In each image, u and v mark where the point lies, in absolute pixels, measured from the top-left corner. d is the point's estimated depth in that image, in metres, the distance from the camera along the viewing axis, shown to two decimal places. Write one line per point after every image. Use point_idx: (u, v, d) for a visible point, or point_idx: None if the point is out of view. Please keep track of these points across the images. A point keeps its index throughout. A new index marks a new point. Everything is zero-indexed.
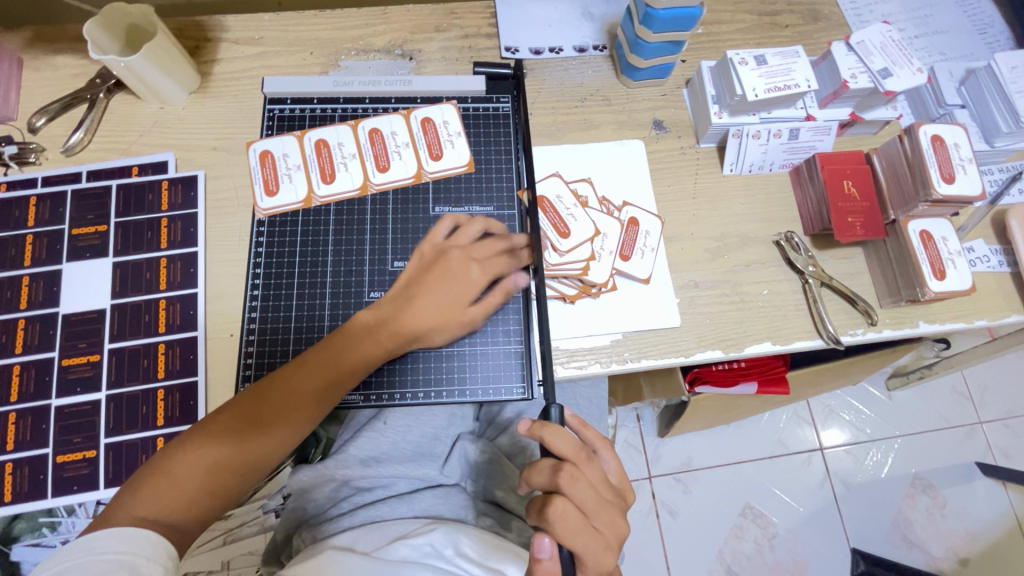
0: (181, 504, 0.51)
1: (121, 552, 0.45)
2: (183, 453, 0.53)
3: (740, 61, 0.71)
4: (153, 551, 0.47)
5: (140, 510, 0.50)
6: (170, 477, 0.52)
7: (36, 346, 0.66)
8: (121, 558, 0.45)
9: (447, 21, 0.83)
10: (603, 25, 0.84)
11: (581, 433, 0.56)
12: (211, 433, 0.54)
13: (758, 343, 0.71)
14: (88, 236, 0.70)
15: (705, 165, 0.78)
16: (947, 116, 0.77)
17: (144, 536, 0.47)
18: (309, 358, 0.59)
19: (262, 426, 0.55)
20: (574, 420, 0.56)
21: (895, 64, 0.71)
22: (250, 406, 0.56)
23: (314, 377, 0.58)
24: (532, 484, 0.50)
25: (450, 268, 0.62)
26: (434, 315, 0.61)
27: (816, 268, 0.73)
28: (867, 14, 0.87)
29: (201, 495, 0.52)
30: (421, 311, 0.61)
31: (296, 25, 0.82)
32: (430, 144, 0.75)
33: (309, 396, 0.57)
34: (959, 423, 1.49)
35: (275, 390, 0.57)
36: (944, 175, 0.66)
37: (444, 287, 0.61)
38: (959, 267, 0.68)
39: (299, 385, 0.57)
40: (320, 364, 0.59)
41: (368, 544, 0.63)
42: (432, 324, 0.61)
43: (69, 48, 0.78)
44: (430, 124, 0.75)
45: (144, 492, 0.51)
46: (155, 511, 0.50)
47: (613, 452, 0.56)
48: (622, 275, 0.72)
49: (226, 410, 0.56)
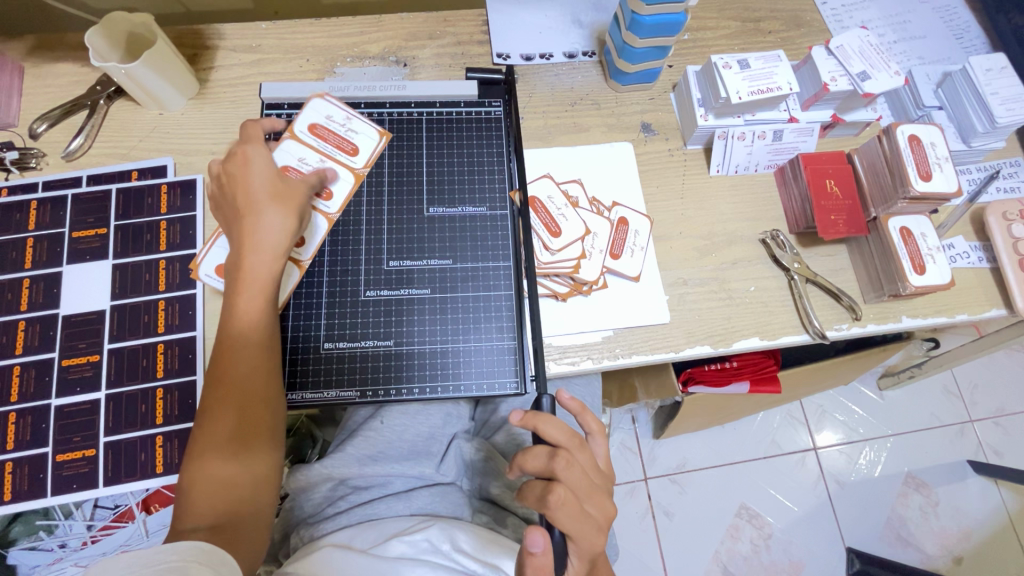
0: (216, 503, 0.54)
1: (172, 560, 0.45)
2: (191, 463, 0.54)
3: (723, 65, 0.73)
4: (204, 558, 0.47)
5: (184, 523, 0.53)
6: (195, 487, 0.54)
7: (37, 347, 0.67)
8: (172, 565, 0.45)
9: (440, 28, 0.85)
10: (592, 31, 0.86)
11: (581, 417, 0.57)
12: (199, 438, 0.55)
13: (746, 338, 0.73)
14: (89, 239, 0.71)
15: (693, 166, 0.80)
16: (925, 117, 0.80)
17: (194, 547, 0.47)
18: (224, 331, 0.57)
19: (233, 402, 0.56)
20: (571, 404, 0.56)
21: (872, 67, 0.74)
22: (214, 398, 0.56)
23: (239, 336, 0.57)
24: (527, 470, 0.51)
25: (247, 163, 0.61)
26: (264, 208, 0.59)
27: (801, 265, 0.74)
28: (847, 20, 0.89)
29: (227, 487, 0.54)
30: (250, 212, 0.59)
31: (292, 33, 0.84)
32: (338, 141, 0.72)
33: (257, 353, 0.57)
34: (950, 422, 1.51)
35: (224, 368, 0.56)
36: (922, 173, 0.69)
37: (252, 185, 0.60)
38: (938, 261, 0.70)
39: (237, 353, 0.57)
40: (236, 320, 0.57)
41: (366, 541, 0.64)
42: (265, 217, 0.59)
43: (70, 56, 0.80)
44: (318, 127, 0.71)
45: (182, 507, 0.54)
46: (198, 516, 0.53)
47: (605, 438, 0.58)
48: (612, 274, 0.73)
49: (202, 412, 0.56)
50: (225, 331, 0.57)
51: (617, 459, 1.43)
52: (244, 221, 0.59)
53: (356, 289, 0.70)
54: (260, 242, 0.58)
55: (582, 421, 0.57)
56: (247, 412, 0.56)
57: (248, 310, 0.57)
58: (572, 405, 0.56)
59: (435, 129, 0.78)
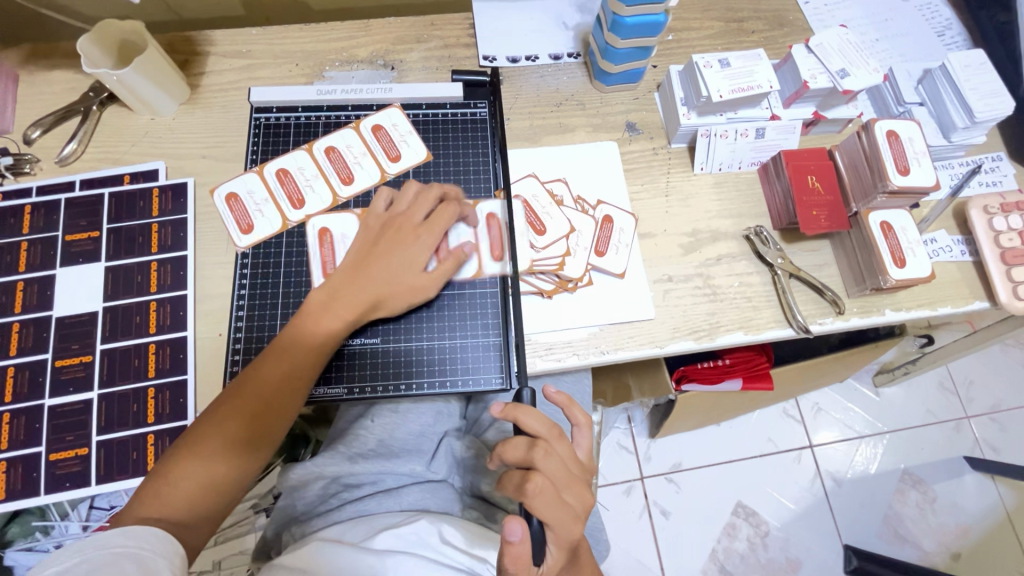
0: (184, 503, 0.55)
1: (129, 547, 0.48)
2: (181, 453, 0.56)
3: (705, 64, 0.74)
4: (161, 548, 0.50)
5: (148, 511, 0.53)
6: (172, 478, 0.55)
7: (30, 348, 0.68)
8: (127, 551, 0.48)
9: (427, 32, 0.86)
10: (577, 33, 0.87)
11: (568, 410, 0.57)
12: (202, 433, 0.57)
13: (730, 333, 0.73)
14: (81, 242, 0.73)
15: (677, 164, 0.81)
16: (905, 113, 0.81)
17: (150, 533, 0.50)
18: (279, 342, 0.61)
19: (247, 414, 0.58)
20: (558, 398, 0.57)
21: (852, 64, 0.75)
22: (235, 402, 0.58)
23: (288, 358, 0.60)
24: (506, 459, 0.52)
25: (406, 233, 0.65)
26: (391, 284, 0.63)
27: (785, 260, 0.75)
28: (829, 19, 0.90)
29: (205, 490, 0.56)
30: (374, 276, 0.63)
31: (281, 38, 0.85)
32: (387, 146, 0.78)
33: (289, 376, 0.60)
34: (946, 418, 1.51)
35: (257, 378, 0.59)
36: (899, 167, 0.69)
37: (398, 252, 0.64)
38: (919, 255, 0.71)
39: (272, 370, 0.60)
40: (294, 342, 0.61)
41: (356, 536, 0.65)
42: (385, 286, 0.63)
43: (63, 64, 0.81)
44: (494, 220, 0.74)
45: (149, 493, 0.55)
46: (162, 508, 0.54)
47: (587, 430, 0.59)
48: (598, 271, 0.74)
49: (213, 410, 0.59)
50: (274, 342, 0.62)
51: (613, 459, 1.44)
52: (366, 279, 0.62)
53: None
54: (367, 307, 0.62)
55: (569, 414, 0.58)
56: (251, 427, 0.58)
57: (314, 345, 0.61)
58: (558, 398, 0.57)
59: (422, 130, 0.80)
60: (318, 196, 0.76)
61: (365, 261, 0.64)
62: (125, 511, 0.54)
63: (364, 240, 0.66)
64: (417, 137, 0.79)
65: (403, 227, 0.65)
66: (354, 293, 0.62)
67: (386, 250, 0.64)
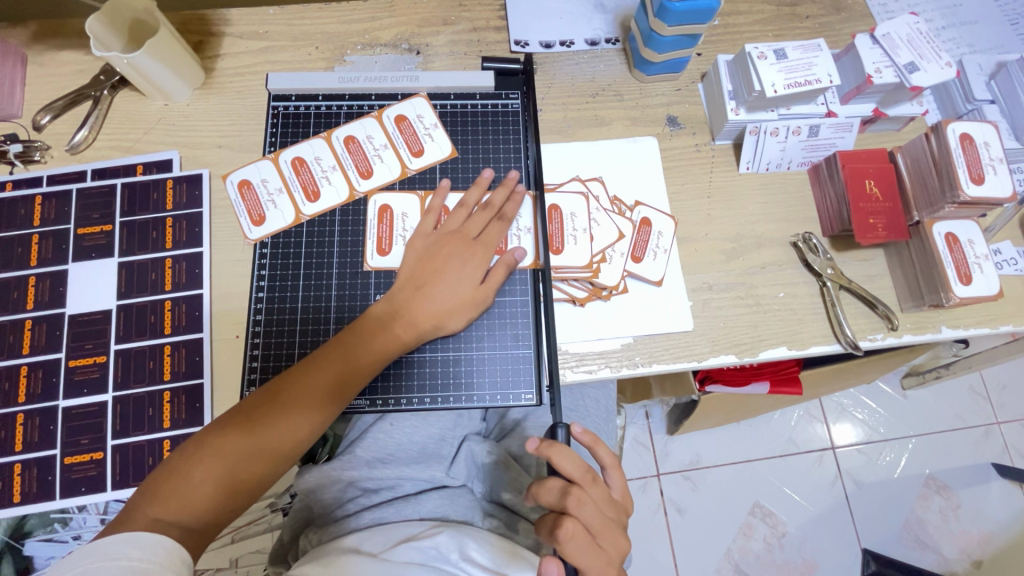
0: (195, 506, 0.52)
1: (135, 559, 0.46)
2: (198, 454, 0.54)
3: (758, 55, 0.68)
4: (166, 559, 0.47)
5: (162, 512, 0.51)
6: (186, 480, 0.53)
7: (43, 346, 0.66)
8: (133, 563, 0.45)
9: (455, 14, 0.81)
10: (616, 17, 0.81)
11: (593, 449, 0.55)
12: (224, 437, 0.55)
13: (773, 348, 0.69)
14: (93, 236, 0.70)
15: (721, 162, 0.76)
16: (975, 112, 0.74)
17: (159, 544, 0.48)
18: (328, 353, 0.61)
19: (275, 427, 0.56)
20: (583, 437, 0.55)
21: (922, 58, 0.68)
22: (266, 410, 0.57)
23: (329, 376, 0.59)
24: (541, 502, 0.52)
25: (461, 250, 0.65)
26: (446, 293, 0.63)
27: (834, 270, 0.70)
28: (892, 4, 0.83)
29: (220, 498, 0.54)
30: (436, 293, 0.63)
31: (300, 19, 0.80)
32: (409, 140, 0.74)
33: (330, 388, 0.59)
34: (976, 422, 1.46)
35: (294, 391, 0.58)
36: (973, 176, 0.63)
37: (458, 266, 0.64)
38: (985, 271, 0.66)
39: (310, 386, 0.59)
40: (337, 360, 0.60)
41: (375, 546, 0.62)
42: (447, 305, 0.63)
43: (73, 44, 0.77)
44: (558, 212, 0.71)
45: (162, 494, 0.52)
46: (176, 512, 0.51)
47: (619, 472, 0.58)
48: (634, 278, 0.70)
49: (241, 412, 0.57)
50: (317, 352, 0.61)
51: (631, 455, 1.41)
52: (427, 297, 0.63)
53: (367, 272, 0.69)
54: (423, 319, 0.62)
55: (596, 453, 0.56)
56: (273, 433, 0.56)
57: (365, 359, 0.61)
58: (585, 437, 0.55)
59: (449, 122, 0.75)
60: (334, 189, 0.72)
61: (429, 273, 0.64)
62: (132, 510, 0.51)
63: (418, 256, 0.66)
64: (441, 127, 0.74)
65: (459, 242, 0.66)
66: (415, 312, 0.63)
67: (442, 261, 0.64)
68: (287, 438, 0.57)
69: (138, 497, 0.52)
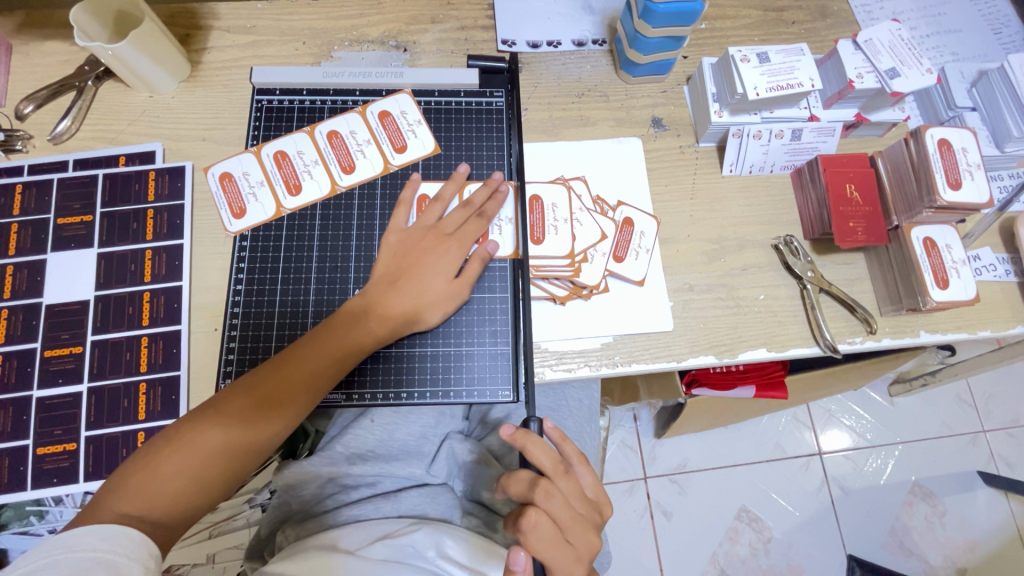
0: (165, 500, 0.52)
1: (103, 550, 0.45)
2: (167, 446, 0.54)
3: (741, 59, 0.69)
4: (135, 551, 0.47)
5: (130, 506, 0.50)
6: (155, 473, 0.52)
7: (19, 336, 0.66)
8: (101, 555, 0.45)
9: (444, 12, 0.81)
10: (603, 18, 0.81)
11: (560, 446, 0.56)
12: (196, 430, 0.55)
13: (753, 349, 0.69)
14: (74, 226, 0.69)
15: (704, 164, 0.76)
16: (956, 119, 0.75)
17: (128, 536, 0.47)
18: (303, 348, 0.60)
19: (248, 421, 0.56)
20: (553, 432, 0.56)
21: (902, 64, 0.69)
22: (240, 403, 0.57)
23: (306, 369, 0.59)
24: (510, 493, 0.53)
25: (437, 245, 0.65)
26: (423, 288, 0.63)
27: (815, 273, 0.70)
28: (876, 11, 0.84)
29: (189, 492, 0.53)
30: (412, 289, 0.63)
31: (289, 14, 0.80)
32: (393, 136, 0.74)
33: (305, 383, 0.59)
34: (962, 430, 1.46)
35: (268, 383, 0.58)
36: (951, 181, 0.64)
37: (434, 261, 0.64)
38: (963, 276, 0.66)
39: (286, 379, 0.59)
40: (315, 354, 0.60)
41: (352, 542, 0.61)
42: (423, 300, 0.63)
43: (58, 34, 0.77)
44: (539, 202, 0.71)
45: (129, 487, 0.52)
46: (144, 506, 0.51)
47: (590, 468, 0.57)
48: (615, 277, 0.70)
49: (212, 405, 0.57)
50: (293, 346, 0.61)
51: (617, 458, 1.41)
52: (403, 293, 0.63)
53: (346, 267, 0.69)
54: (396, 312, 0.63)
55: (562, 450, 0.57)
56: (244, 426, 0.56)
57: (342, 352, 0.61)
58: (554, 434, 0.56)
59: (433, 119, 0.75)
60: (316, 183, 0.72)
61: (406, 268, 0.64)
62: (99, 502, 0.51)
63: (393, 251, 0.66)
64: (425, 122, 0.75)
65: (435, 237, 0.66)
66: (390, 307, 0.63)
67: (418, 256, 0.65)
68: (260, 434, 0.56)
69: (104, 491, 0.52)
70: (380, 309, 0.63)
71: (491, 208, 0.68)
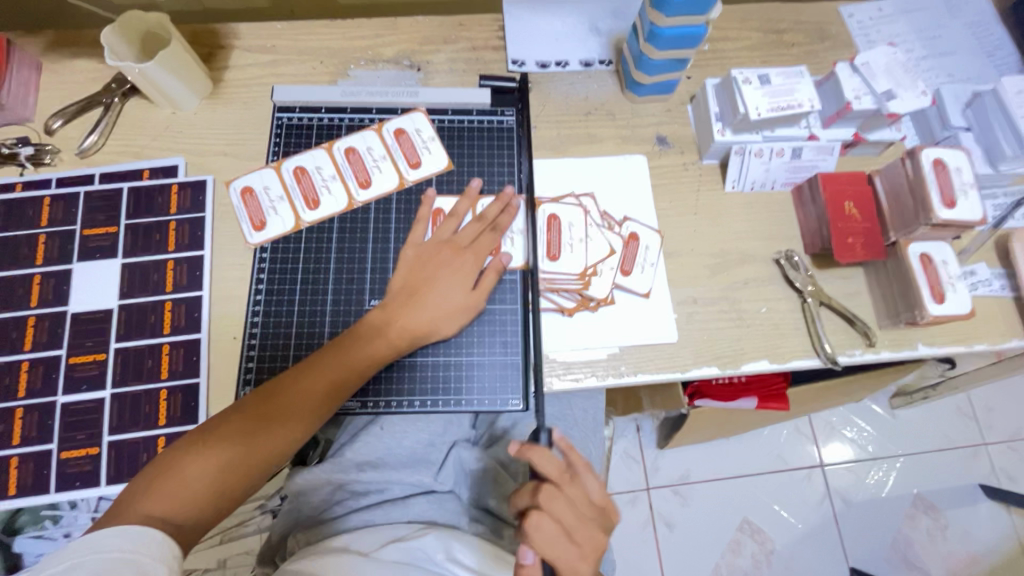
0: (187, 505, 0.53)
1: (127, 551, 0.47)
2: (190, 453, 0.55)
3: (743, 80, 0.71)
4: (158, 553, 0.48)
5: (154, 509, 0.52)
6: (178, 478, 0.54)
7: (45, 343, 0.68)
8: (126, 557, 0.47)
9: (456, 33, 0.84)
10: (610, 40, 0.84)
11: (568, 454, 0.56)
12: (220, 436, 0.57)
13: (755, 360, 0.71)
14: (99, 237, 0.72)
15: (708, 181, 0.79)
16: (951, 138, 0.78)
17: (151, 538, 0.49)
18: (321, 359, 0.62)
19: (268, 430, 0.58)
20: (560, 441, 0.55)
21: (899, 86, 0.71)
22: (261, 413, 0.59)
23: (325, 379, 0.61)
24: (517, 502, 0.55)
25: (452, 259, 0.67)
26: (439, 300, 0.66)
27: (815, 287, 0.73)
28: (873, 34, 0.87)
29: (211, 496, 0.55)
30: (429, 302, 0.65)
31: (307, 34, 0.83)
32: (407, 152, 0.76)
33: (324, 393, 0.61)
34: (964, 443, 1.47)
35: (290, 391, 0.60)
36: (945, 199, 0.66)
37: (450, 275, 0.67)
38: (958, 290, 0.69)
39: (306, 389, 0.61)
40: (333, 365, 0.62)
41: (364, 545, 0.63)
42: (439, 312, 0.66)
43: (86, 52, 0.80)
44: (556, 221, 0.73)
45: (153, 490, 0.53)
46: (169, 509, 0.52)
47: (597, 475, 0.57)
48: (622, 290, 0.72)
49: (233, 414, 0.59)
50: (312, 357, 0.63)
51: (620, 468, 1.43)
52: (421, 305, 0.65)
53: (361, 279, 0.71)
54: (414, 324, 0.65)
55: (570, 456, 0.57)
56: (266, 435, 0.58)
57: (360, 363, 0.63)
58: (562, 441, 0.56)
59: (446, 137, 0.78)
60: (334, 198, 0.74)
61: (422, 282, 0.66)
62: (124, 505, 0.52)
63: (410, 265, 0.68)
64: (438, 138, 0.77)
65: (449, 251, 0.68)
66: (407, 319, 0.65)
67: (433, 270, 0.67)
68: (279, 443, 0.59)
69: (129, 494, 0.53)
70: (398, 322, 0.65)
71: (502, 221, 0.71)
